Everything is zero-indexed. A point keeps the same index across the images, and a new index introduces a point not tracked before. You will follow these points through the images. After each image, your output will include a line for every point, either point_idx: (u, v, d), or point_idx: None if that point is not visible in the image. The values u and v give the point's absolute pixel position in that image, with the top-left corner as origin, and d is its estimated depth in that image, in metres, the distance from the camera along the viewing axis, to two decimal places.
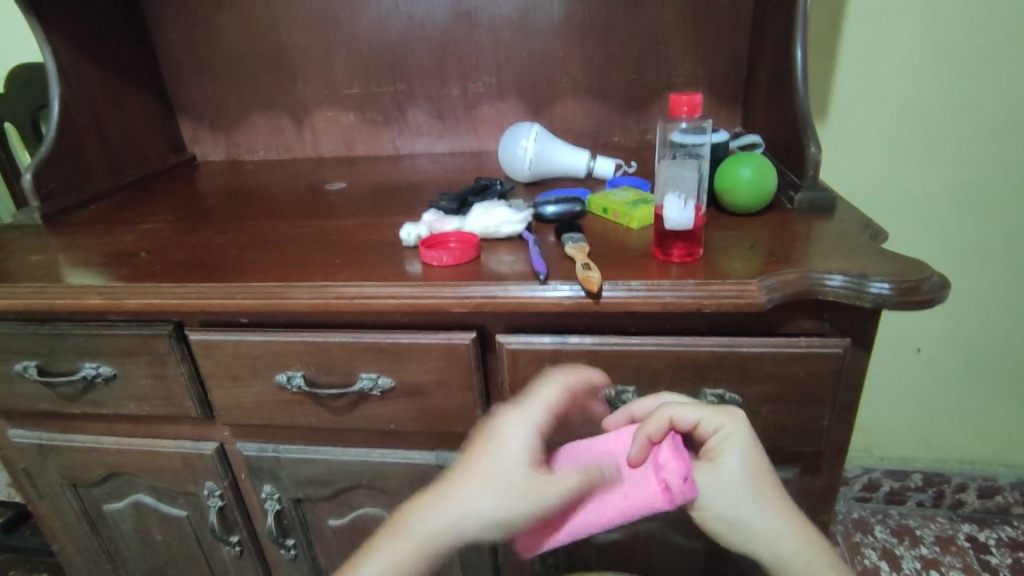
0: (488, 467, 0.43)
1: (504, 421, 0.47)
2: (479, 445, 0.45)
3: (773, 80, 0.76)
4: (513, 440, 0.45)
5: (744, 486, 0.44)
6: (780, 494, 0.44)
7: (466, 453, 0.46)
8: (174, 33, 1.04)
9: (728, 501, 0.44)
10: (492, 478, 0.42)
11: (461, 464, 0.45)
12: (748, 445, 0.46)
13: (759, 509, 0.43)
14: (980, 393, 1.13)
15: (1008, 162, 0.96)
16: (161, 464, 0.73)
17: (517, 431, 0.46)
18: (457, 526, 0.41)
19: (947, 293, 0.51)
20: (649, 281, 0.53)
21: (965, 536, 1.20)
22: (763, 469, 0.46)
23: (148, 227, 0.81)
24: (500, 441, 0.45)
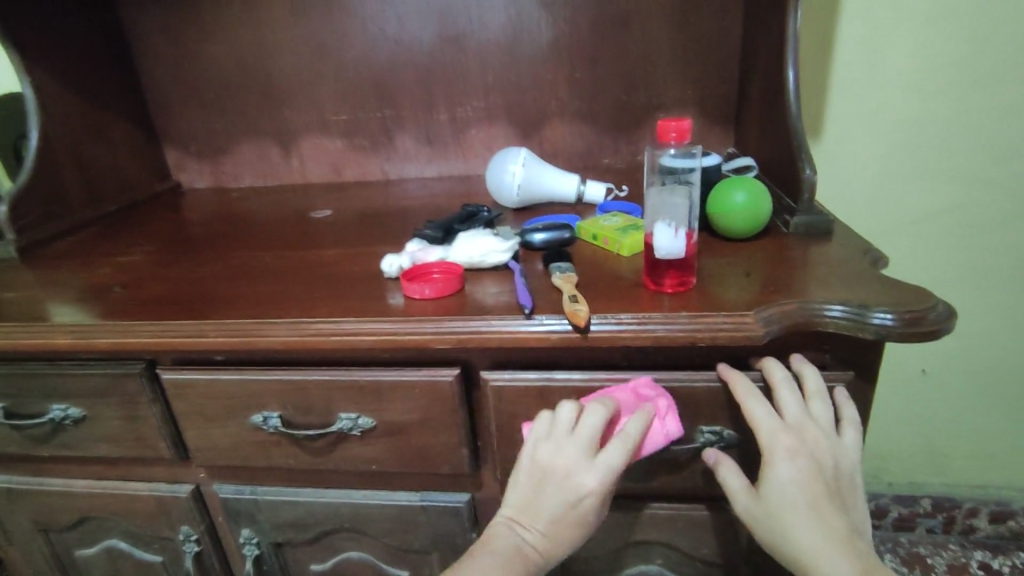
0: (573, 527, 0.50)
1: (573, 471, 0.49)
2: (557, 497, 0.49)
3: (766, 102, 0.75)
4: (597, 490, 0.49)
5: (780, 509, 0.46)
6: (830, 512, 0.46)
7: (540, 496, 0.50)
8: (159, 62, 1.03)
9: (769, 521, 0.47)
10: (574, 529, 0.50)
11: (540, 510, 0.50)
12: (801, 467, 0.47)
13: (795, 534, 0.46)
14: (989, 415, 1.10)
15: (1008, 179, 0.94)
16: (134, 508, 0.70)
17: (600, 477, 0.48)
18: (548, 563, 0.50)
19: (954, 323, 0.48)
20: (640, 314, 0.51)
21: (978, 564, 1.16)
22: (808, 492, 0.46)
23: (125, 259, 0.78)
24: (580, 500, 0.49)
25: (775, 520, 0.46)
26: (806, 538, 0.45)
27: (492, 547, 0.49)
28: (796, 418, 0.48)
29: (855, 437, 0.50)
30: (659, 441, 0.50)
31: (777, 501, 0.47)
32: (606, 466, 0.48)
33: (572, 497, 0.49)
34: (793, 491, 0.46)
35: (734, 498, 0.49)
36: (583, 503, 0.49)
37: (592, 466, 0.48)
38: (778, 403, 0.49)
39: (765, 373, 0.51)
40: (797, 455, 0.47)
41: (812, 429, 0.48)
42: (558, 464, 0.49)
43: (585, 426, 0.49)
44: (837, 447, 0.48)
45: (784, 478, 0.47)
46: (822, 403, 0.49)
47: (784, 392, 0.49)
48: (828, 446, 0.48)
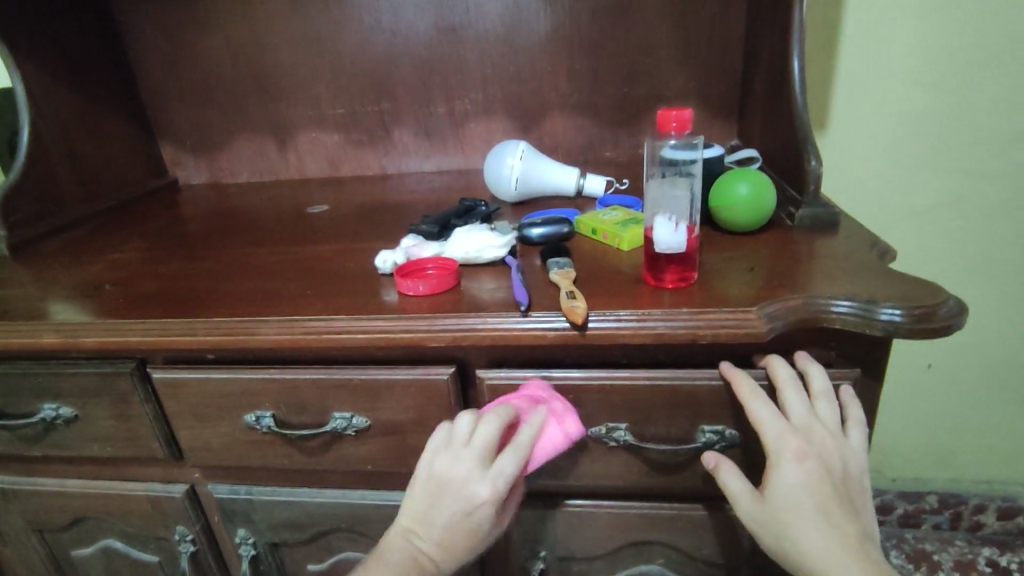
0: (467, 537, 0.49)
1: (468, 484, 0.48)
2: (449, 509, 0.48)
3: (770, 93, 0.73)
4: (490, 499, 0.48)
5: (787, 512, 0.45)
6: (839, 516, 0.44)
7: (434, 510, 0.49)
8: (154, 56, 1.01)
9: (774, 526, 0.45)
10: (465, 540, 0.49)
11: (433, 523, 0.49)
12: (806, 469, 0.45)
13: (801, 537, 0.44)
14: (996, 410, 1.08)
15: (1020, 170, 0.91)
16: (128, 508, 0.69)
17: (494, 485, 0.48)
18: (440, 570, 0.50)
19: (964, 319, 0.47)
20: (640, 310, 0.49)
21: (986, 561, 1.14)
22: (817, 496, 0.45)
23: (118, 256, 0.77)
24: (473, 510, 0.48)
25: (781, 523, 0.45)
26: (811, 541, 0.44)
27: (384, 557, 0.49)
28: (801, 419, 0.47)
29: (862, 439, 0.48)
30: (555, 444, 0.49)
31: (781, 504, 0.45)
32: (499, 475, 0.48)
33: (465, 508, 0.48)
34: (799, 492, 0.45)
35: (738, 502, 0.47)
36: (476, 513, 0.48)
37: (484, 476, 0.48)
38: (784, 404, 0.48)
39: (770, 371, 0.49)
40: (801, 456, 0.45)
41: (820, 430, 0.46)
42: (452, 475, 0.48)
43: (479, 435, 0.48)
44: (845, 447, 0.47)
45: (791, 480, 0.45)
46: (829, 403, 0.48)
47: (790, 392, 0.48)
48: (836, 447, 0.46)
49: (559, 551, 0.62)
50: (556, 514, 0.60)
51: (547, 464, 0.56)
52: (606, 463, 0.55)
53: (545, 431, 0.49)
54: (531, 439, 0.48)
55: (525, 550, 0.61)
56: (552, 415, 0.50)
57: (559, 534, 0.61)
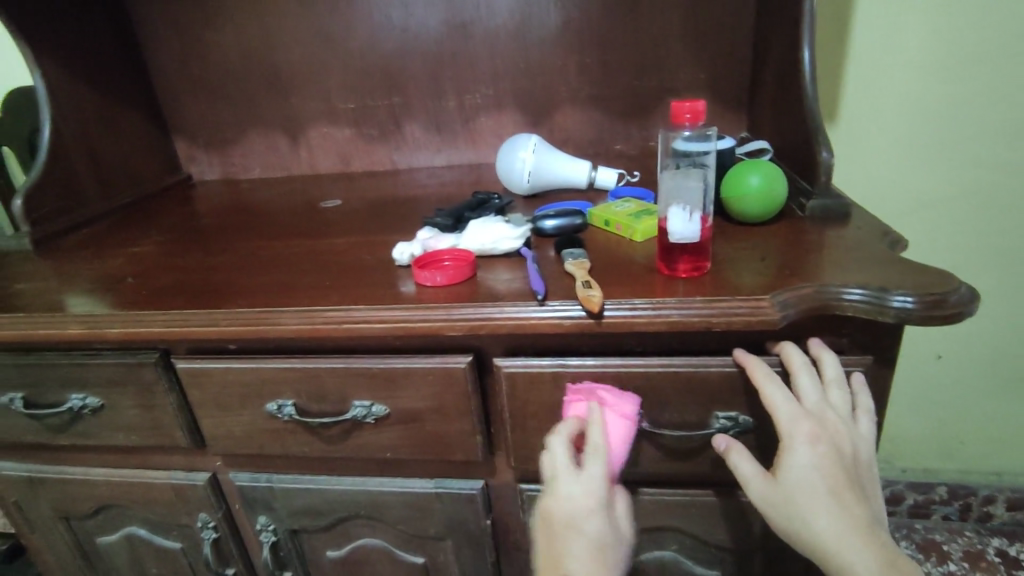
0: (597, 556, 0.47)
1: (570, 499, 0.49)
2: (569, 536, 0.48)
3: (780, 84, 0.73)
4: (592, 503, 0.49)
5: (798, 494, 0.46)
6: (851, 501, 0.45)
7: (563, 550, 0.48)
8: (168, 53, 1.02)
9: (787, 510, 0.46)
10: (606, 559, 0.48)
11: (565, 562, 0.47)
12: (820, 452, 0.46)
13: (813, 519, 0.45)
14: (1006, 401, 1.09)
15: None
16: (152, 496, 0.71)
17: (592, 487, 0.49)
18: None
19: (976, 306, 0.48)
20: (655, 299, 0.50)
21: (995, 551, 1.14)
22: (829, 480, 0.45)
23: (138, 250, 0.79)
24: (585, 522, 0.48)
25: (794, 505, 0.46)
26: (823, 523, 0.45)
27: None
28: (813, 403, 0.48)
29: (870, 427, 0.49)
30: (622, 425, 0.52)
31: (794, 485, 0.46)
32: (595, 479, 0.49)
33: (585, 524, 0.48)
34: (811, 474, 0.46)
35: (750, 484, 0.48)
36: (594, 525, 0.48)
37: (580, 484, 0.49)
38: (797, 389, 0.48)
39: (784, 357, 0.50)
40: (815, 439, 0.46)
41: (832, 415, 0.47)
42: (553, 503, 0.49)
43: (558, 454, 0.50)
44: (855, 433, 0.47)
45: (802, 462, 0.46)
46: (840, 390, 0.49)
47: (801, 377, 0.49)
48: (847, 432, 0.47)
49: None
50: None
51: None
52: None
53: (608, 421, 0.52)
54: (602, 432, 0.51)
55: None
56: (606, 406, 0.52)
57: None
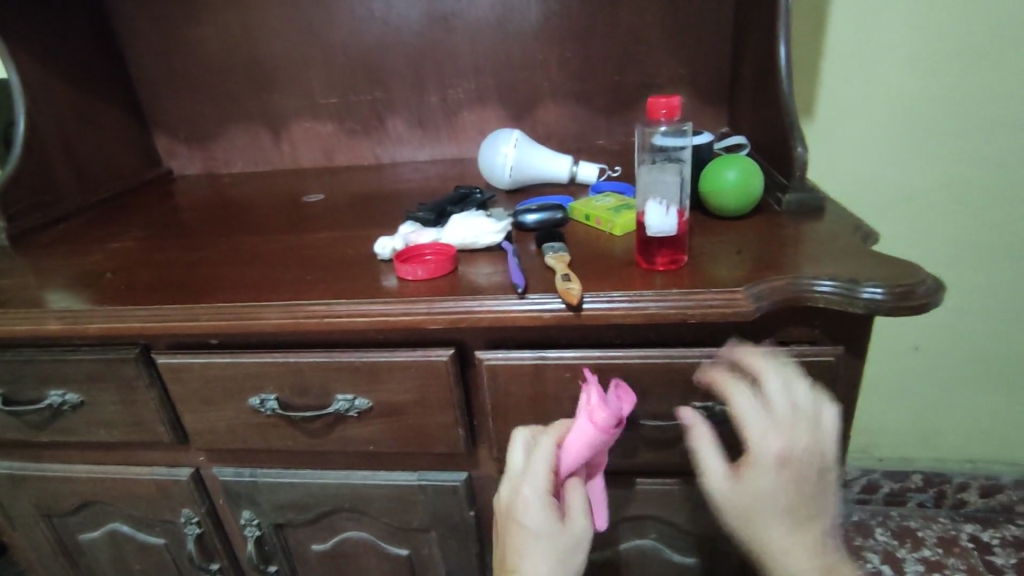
0: (537, 549, 0.46)
1: (514, 491, 0.48)
2: (512, 530, 0.47)
3: (757, 80, 0.74)
4: (535, 495, 0.47)
5: (757, 507, 0.45)
6: (805, 511, 0.45)
7: (507, 544, 0.47)
8: (147, 46, 1.01)
9: (743, 522, 0.45)
10: (548, 552, 0.46)
11: (509, 555, 0.47)
12: (785, 469, 0.44)
13: (767, 530, 0.45)
14: (978, 390, 1.12)
15: (1001, 155, 0.94)
16: (135, 492, 0.71)
17: (536, 478, 0.48)
18: None
19: (942, 296, 0.49)
20: (632, 292, 0.51)
21: (968, 536, 1.17)
22: (788, 497, 0.44)
23: (117, 246, 0.78)
24: (526, 515, 0.47)
25: (751, 516, 0.45)
26: (776, 535, 0.45)
27: None
28: (785, 418, 0.45)
29: (835, 419, 0.47)
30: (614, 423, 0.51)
31: (756, 497, 0.45)
32: (537, 472, 0.48)
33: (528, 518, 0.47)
34: (774, 489, 0.44)
35: (711, 488, 0.47)
36: (541, 519, 0.47)
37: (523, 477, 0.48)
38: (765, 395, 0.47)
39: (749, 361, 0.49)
40: (777, 451, 0.45)
41: (800, 424, 0.45)
42: (503, 495, 0.49)
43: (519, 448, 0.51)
44: (823, 439, 0.46)
45: (764, 480, 0.44)
46: (808, 392, 0.47)
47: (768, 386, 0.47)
48: (816, 439, 0.45)
49: None
50: None
51: None
52: None
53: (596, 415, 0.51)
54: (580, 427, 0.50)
55: None
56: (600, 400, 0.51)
57: None
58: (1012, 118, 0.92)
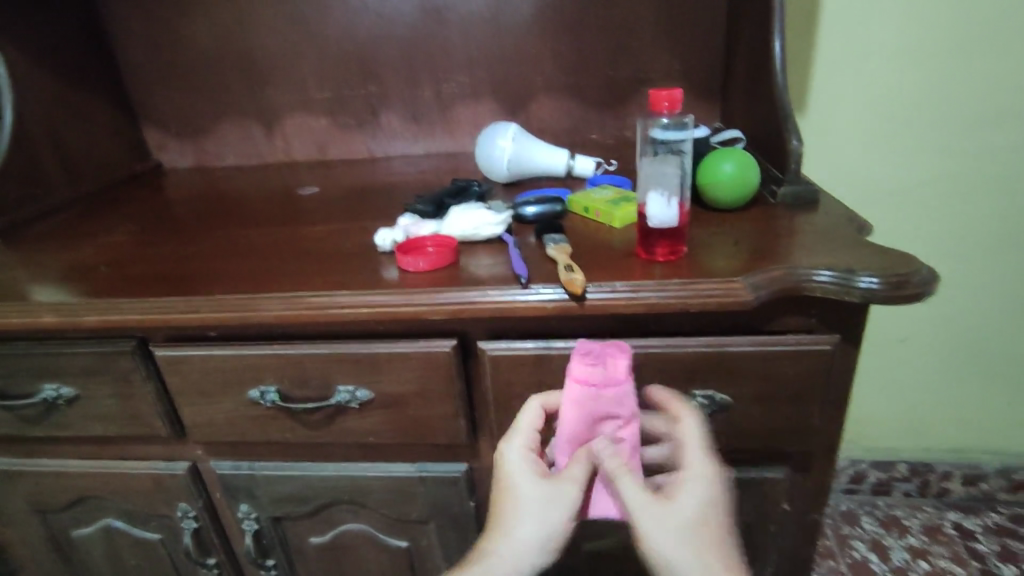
0: (511, 500, 0.46)
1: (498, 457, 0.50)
2: (497, 489, 0.48)
3: (751, 75, 0.75)
4: (512, 451, 0.49)
5: (679, 526, 0.44)
6: (721, 537, 0.44)
7: (493, 504, 0.48)
8: (136, 38, 1.00)
9: (668, 542, 0.43)
10: (519, 501, 0.46)
11: (491, 512, 0.47)
12: (694, 500, 0.45)
13: (684, 556, 0.43)
14: (961, 380, 1.14)
15: (985, 150, 0.96)
16: (130, 487, 0.70)
17: (517, 440, 0.49)
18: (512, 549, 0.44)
19: (935, 287, 0.50)
20: (634, 282, 0.52)
21: (952, 524, 1.20)
22: (704, 518, 0.44)
23: (110, 239, 0.77)
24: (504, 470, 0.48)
25: (669, 539, 0.43)
26: (694, 559, 0.42)
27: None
28: (699, 453, 0.47)
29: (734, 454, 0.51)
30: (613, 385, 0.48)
31: (671, 524, 0.43)
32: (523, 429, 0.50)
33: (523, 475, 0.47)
34: (687, 518, 0.44)
35: (637, 515, 0.43)
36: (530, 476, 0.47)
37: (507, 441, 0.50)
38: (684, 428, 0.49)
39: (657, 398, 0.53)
40: (688, 485, 0.46)
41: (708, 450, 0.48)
42: (492, 468, 0.51)
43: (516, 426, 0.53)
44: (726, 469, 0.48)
45: (683, 499, 0.45)
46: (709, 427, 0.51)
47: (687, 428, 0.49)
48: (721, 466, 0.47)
49: None
50: None
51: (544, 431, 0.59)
52: None
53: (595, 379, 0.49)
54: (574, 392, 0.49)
55: None
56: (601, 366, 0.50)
57: None
58: (996, 114, 0.94)
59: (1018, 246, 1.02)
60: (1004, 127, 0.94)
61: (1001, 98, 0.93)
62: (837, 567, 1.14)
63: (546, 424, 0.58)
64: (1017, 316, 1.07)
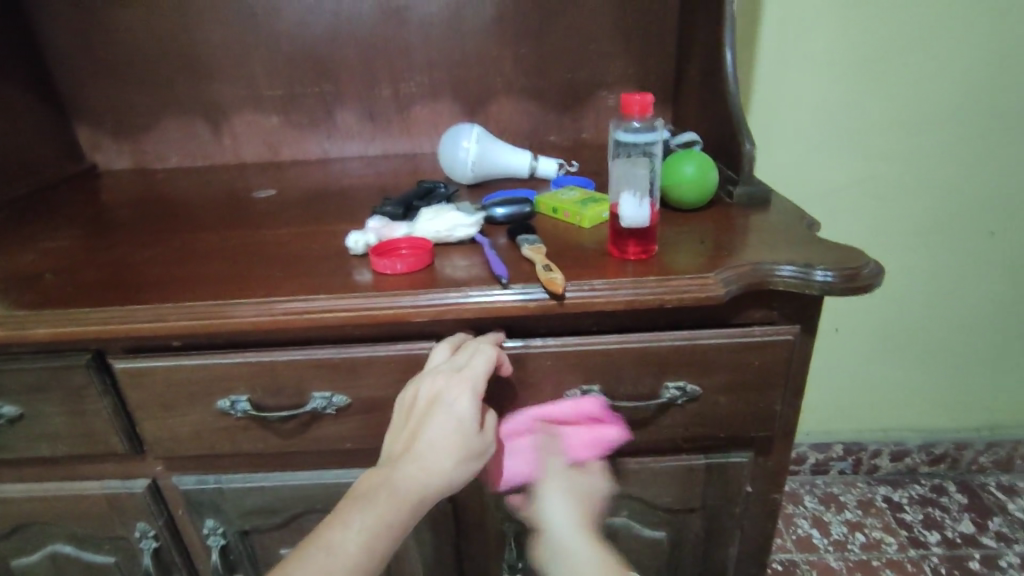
0: (450, 437, 0.49)
1: (445, 388, 0.50)
2: (431, 416, 0.50)
3: (704, 81, 0.79)
4: (464, 395, 0.50)
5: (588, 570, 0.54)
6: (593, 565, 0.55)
7: (420, 424, 0.50)
8: (67, 31, 0.94)
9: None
10: (457, 442, 0.49)
11: (420, 435, 0.49)
12: (584, 500, 0.59)
13: (565, 525, 0.57)
14: (888, 364, 1.24)
15: (930, 147, 1.04)
16: (82, 509, 0.66)
17: (471, 385, 0.50)
18: (429, 486, 0.48)
19: (882, 277, 0.55)
20: (610, 280, 0.53)
21: (882, 497, 1.29)
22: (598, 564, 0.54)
23: (50, 246, 0.72)
24: (448, 407, 0.50)
25: (559, 515, 0.57)
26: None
27: (362, 497, 0.47)
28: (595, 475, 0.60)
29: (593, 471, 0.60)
30: (595, 436, 0.58)
31: (566, 504, 0.57)
32: (476, 375, 0.51)
33: (450, 408, 0.50)
34: (575, 507, 0.58)
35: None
36: (461, 412, 0.50)
37: (456, 384, 0.50)
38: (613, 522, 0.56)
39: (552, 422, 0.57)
40: (585, 487, 0.59)
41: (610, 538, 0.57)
42: (425, 388, 0.51)
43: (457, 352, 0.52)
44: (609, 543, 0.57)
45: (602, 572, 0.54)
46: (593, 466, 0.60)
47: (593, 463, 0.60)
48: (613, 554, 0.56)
49: None
50: None
51: None
52: None
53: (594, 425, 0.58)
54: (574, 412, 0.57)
55: (502, 513, 0.67)
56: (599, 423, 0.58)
57: None
58: (929, 117, 1.02)
59: (937, 240, 1.11)
60: (944, 126, 1.02)
61: (934, 101, 1.01)
62: (783, 544, 1.21)
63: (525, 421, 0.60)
64: (935, 303, 1.17)
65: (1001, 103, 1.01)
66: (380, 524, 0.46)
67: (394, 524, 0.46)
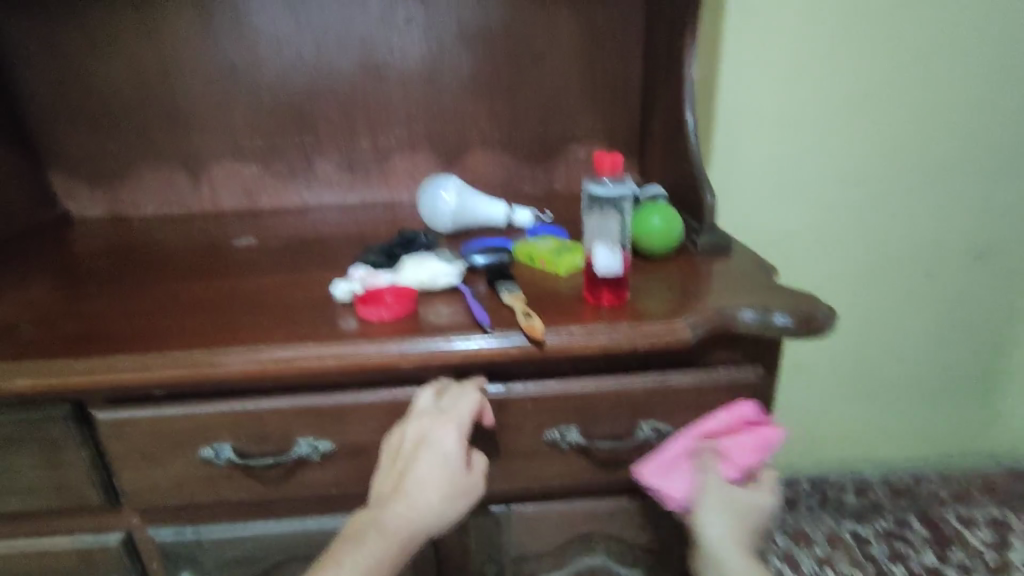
0: (438, 477, 0.51)
1: (430, 430, 0.52)
2: (418, 456, 0.52)
3: (667, 137, 0.85)
4: (449, 435, 0.52)
5: None
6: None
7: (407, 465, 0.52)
8: (46, 84, 0.96)
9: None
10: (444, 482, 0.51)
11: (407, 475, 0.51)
12: (747, 515, 0.58)
13: (723, 543, 0.56)
14: (846, 400, 1.29)
15: (887, 193, 1.12)
16: (52, 565, 0.64)
17: (455, 425, 0.52)
18: (417, 525, 0.50)
19: (834, 320, 0.59)
20: (586, 326, 0.57)
21: (849, 531, 1.33)
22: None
23: (26, 296, 0.72)
24: (435, 447, 0.52)
25: (719, 532, 0.56)
26: None
27: (354, 537, 0.49)
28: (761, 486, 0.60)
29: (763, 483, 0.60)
30: (755, 443, 0.59)
31: (726, 518, 0.57)
32: (461, 415, 0.53)
33: (436, 448, 0.52)
34: (736, 521, 0.57)
35: None
36: (448, 451, 0.52)
37: (442, 424, 0.52)
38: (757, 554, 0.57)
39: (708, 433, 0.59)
40: (750, 500, 0.58)
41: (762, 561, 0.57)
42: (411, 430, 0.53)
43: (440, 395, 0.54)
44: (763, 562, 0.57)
45: None
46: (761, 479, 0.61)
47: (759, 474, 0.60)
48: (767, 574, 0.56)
49: (514, 552, 0.68)
50: (508, 518, 0.66)
51: (503, 469, 0.62)
52: (557, 465, 0.62)
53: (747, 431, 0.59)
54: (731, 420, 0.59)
55: (483, 555, 0.67)
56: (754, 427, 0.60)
57: (514, 536, 0.67)
58: (890, 162, 1.10)
59: (885, 280, 1.18)
60: (892, 175, 1.11)
61: (874, 154, 1.10)
62: None
63: (506, 461, 0.62)
64: (887, 340, 1.24)
65: (936, 156, 1.10)
66: (372, 561, 0.49)
67: (387, 562, 0.49)
